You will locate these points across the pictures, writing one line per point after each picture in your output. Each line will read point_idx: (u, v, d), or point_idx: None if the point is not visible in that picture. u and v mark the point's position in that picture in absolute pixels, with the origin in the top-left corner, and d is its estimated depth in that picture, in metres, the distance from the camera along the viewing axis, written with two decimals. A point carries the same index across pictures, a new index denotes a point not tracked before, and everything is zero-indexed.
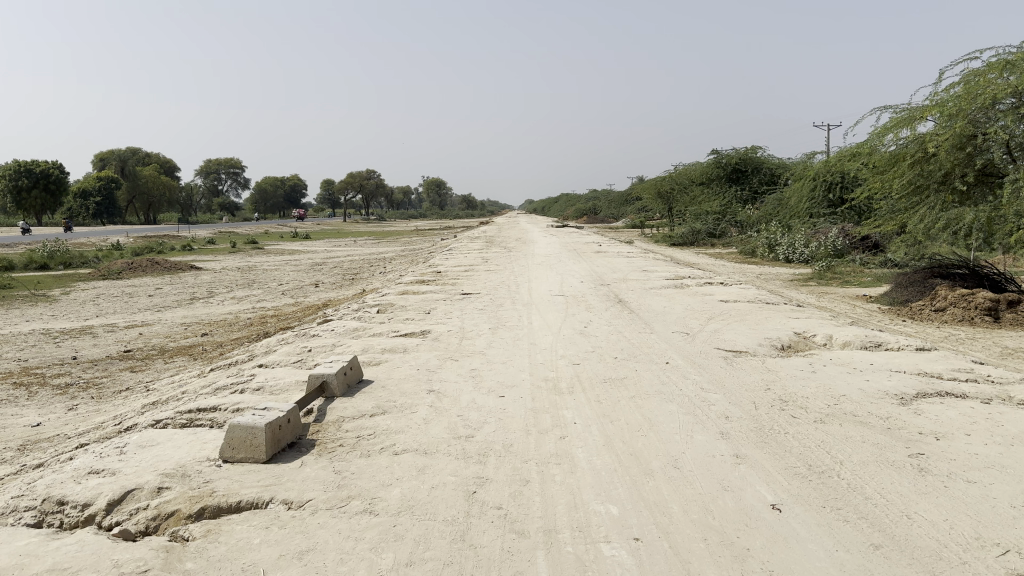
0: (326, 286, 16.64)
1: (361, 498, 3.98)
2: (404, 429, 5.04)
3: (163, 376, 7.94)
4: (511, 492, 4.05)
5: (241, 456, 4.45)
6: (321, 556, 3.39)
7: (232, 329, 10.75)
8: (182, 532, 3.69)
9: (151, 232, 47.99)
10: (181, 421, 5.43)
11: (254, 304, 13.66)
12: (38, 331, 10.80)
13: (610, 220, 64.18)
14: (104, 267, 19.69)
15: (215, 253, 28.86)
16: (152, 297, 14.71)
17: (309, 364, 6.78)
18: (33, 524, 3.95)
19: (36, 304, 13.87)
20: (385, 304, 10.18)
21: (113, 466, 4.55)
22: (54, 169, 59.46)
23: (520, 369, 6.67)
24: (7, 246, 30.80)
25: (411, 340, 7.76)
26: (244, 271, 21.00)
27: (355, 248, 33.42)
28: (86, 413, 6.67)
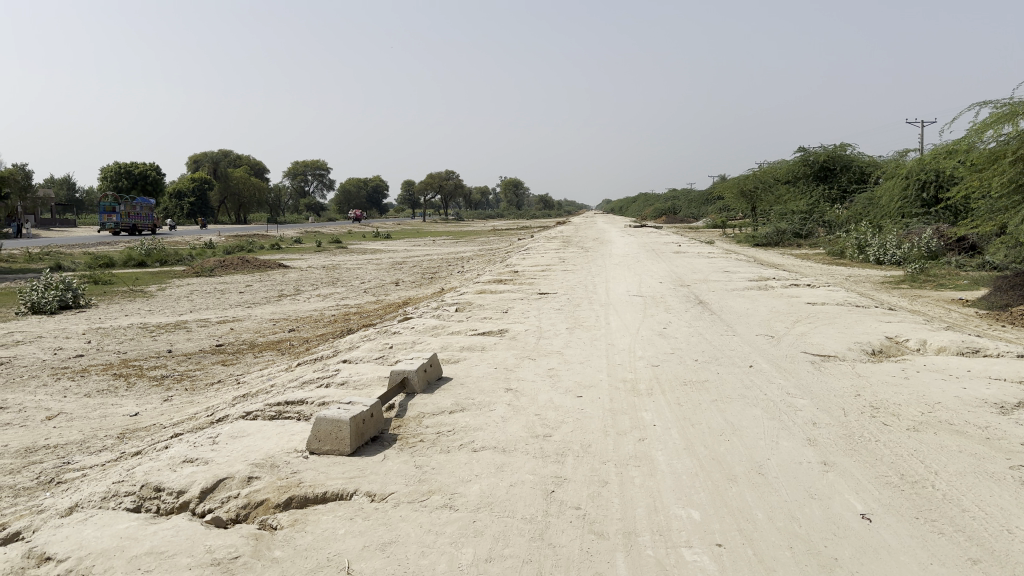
0: (406, 285, 16.95)
1: (441, 493, 4.04)
2: (482, 426, 5.09)
3: (252, 369, 8.23)
4: (589, 492, 4.04)
5: (326, 449, 4.58)
6: (403, 548, 3.46)
7: (316, 326, 11.07)
8: (270, 520, 3.82)
9: (244, 233, 50.04)
10: (270, 412, 5.64)
11: (338, 302, 14.04)
12: (136, 325, 11.40)
13: (691, 221, 63.23)
14: (198, 265, 20.60)
15: (302, 251, 29.82)
16: (241, 294, 15.33)
17: (390, 360, 6.93)
18: (133, 509, 4.17)
19: (134, 300, 14.62)
20: (463, 303, 10.30)
21: (206, 455, 4.75)
22: (152, 171, 62.65)
23: (598, 370, 6.64)
24: (108, 245, 32.59)
25: (489, 338, 7.82)
26: (328, 269, 21.59)
27: (433, 247, 33.99)
28: (180, 404, 6.98)
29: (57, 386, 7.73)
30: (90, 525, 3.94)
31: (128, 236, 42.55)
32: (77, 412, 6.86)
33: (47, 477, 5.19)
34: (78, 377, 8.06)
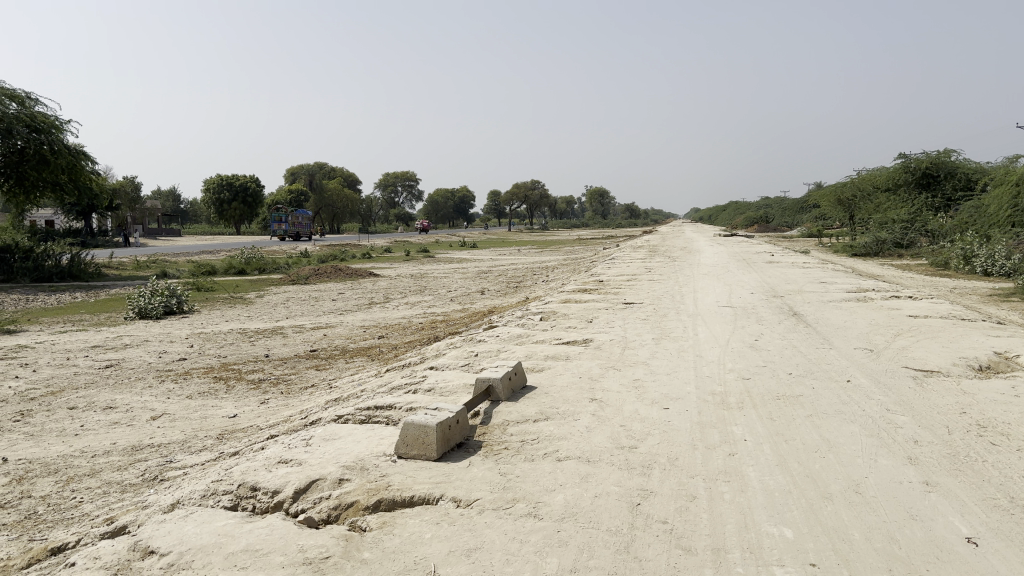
0: (492, 293, 17.13)
1: (526, 501, 4.06)
2: (567, 435, 5.09)
3: (344, 374, 8.48)
4: (677, 506, 3.97)
5: (413, 454, 4.66)
6: (488, 555, 3.49)
7: (405, 333, 11.31)
8: (360, 522, 3.92)
9: (338, 242, 51.72)
10: (360, 417, 5.80)
11: (425, 309, 14.30)
12: (235, 330, 11.92)
13: (784, 230, 61.58)
14: (294, 273, 21.39)
15: (392, 260, 30.51)
16: (334, 301, 15.82)
17: (476, 368, 7.01)
18: (230, 507, 4.35)
19: (234, 306, 15.30)
20: (549, 312, 10.31)
21: (299, 457, 4.92)
22: (252, 183, 65.58)
23: (685, 382, 6.53)
24: (212, 253, 34.27)
25: (574, 348, 7.81)
26: (417, 277, 22.03)
27: (520, 256, 34.28)
28: (274, 407, 7.25)
29: (162, 387, 8.16)
30: (190, 521, 4.13)
31: (231, 246, 44.67)
32: (180, 412, 7.22)
33: (152, 474, 5.48)
34: (181, 380, 8.49)
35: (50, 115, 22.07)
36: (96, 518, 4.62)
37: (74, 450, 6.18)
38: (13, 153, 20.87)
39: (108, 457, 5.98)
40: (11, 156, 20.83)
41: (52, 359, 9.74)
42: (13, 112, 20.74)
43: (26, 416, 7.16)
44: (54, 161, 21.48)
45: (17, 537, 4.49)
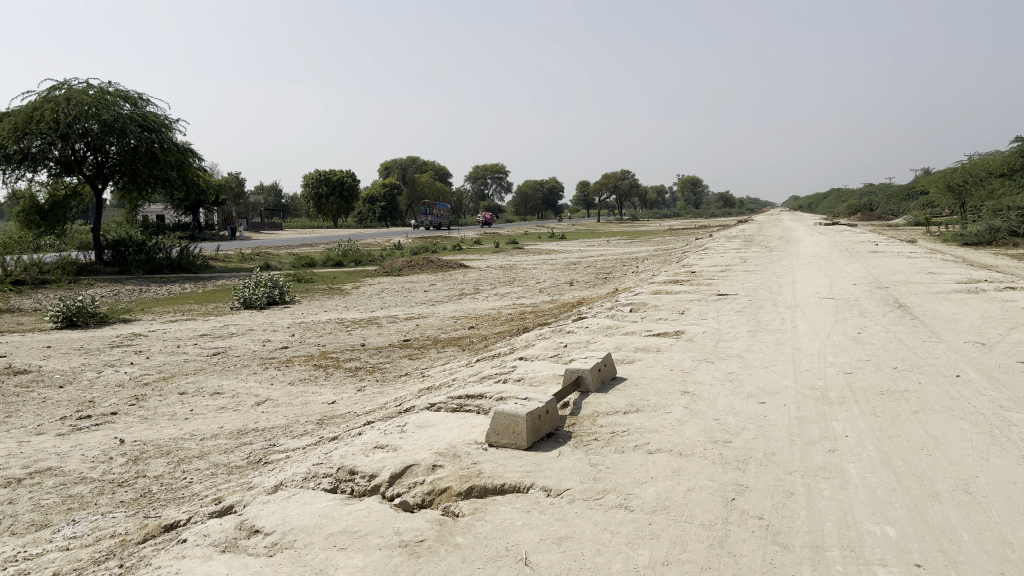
0: (581, 285, 17.10)
1: (616, 492, 4.06)
2: (658, 428, 5.05)
3: (436, 364, 8.66)
4: (773, 502, 3.89)
5: (504, 443, 4.74)
6: (579, 544, 3.51)
7: (495, 323, 11.44)
8: (453, 508, 4.02)
9: (428, 234, 52.70)
10: (452, 405, 5.92)
11: (515, 301, 14.41)
12: (333, 320, 12.34)
13: (889, 218, 58.88)
14: (388, 265, 21.94)
15: (483, 252, 30.89)
16: (426, 292, 16.15)
17: (566, 359, 7.03)
18: (330, 489, 4.54)
19: (332, 296, 15.83)
20: (639, 303, 10.23)
21: (395, 442, 5.06)
22: (348, 177, 67.47)
23: (783, 375, 6.37)
24: (313, 246, 35.65)
25: (666, 340, 7.73)
26: (507, 269, 22.24)
27: (609, 248, 34.04)
28: (370, 394, 7.49)
29: (264, 374, 8.54)
30: (292, 503, 4.32)
31: (328, 239, 46.13)
32: (281, 398, 7.55)
33: (256, 457, 5.76)
34: (283, 367, 8.87)
35: (160, 114, 23.35)
36: (206, 498, 4.90)
37: (185, 433, 6.55)
38: (128, 151, 22.17)
39: (216, 440, 6.32)
40: (126, 154, 22.13)
41: (164, 347, 10.34)
42: (127, 113, 22.01)
43: (142, 399, 7.65)
44: (164, 159, 22.71)
45: (134, 513, 4.81)
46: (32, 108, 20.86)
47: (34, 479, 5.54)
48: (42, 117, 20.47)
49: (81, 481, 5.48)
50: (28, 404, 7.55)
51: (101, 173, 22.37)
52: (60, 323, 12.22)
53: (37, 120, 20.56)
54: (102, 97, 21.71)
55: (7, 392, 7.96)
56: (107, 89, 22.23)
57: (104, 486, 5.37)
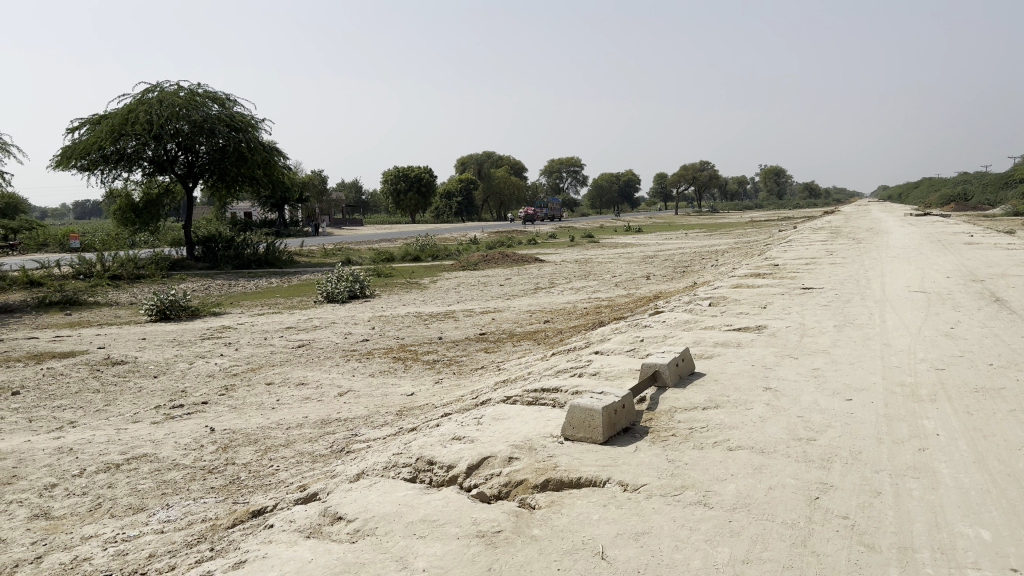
0: (658, 278, 16.88)
1: (695, 489, 4.01)
2: (738, 424, 4.95)
3: (512, 357, 8.71)
4: (859, 502, 3.77)
5: (580, 436, 4.73)
6: (656, 540, 3.49)
7: (570, 318, 11.42)
8: (530, 500, 4.05)
9: (504, 228, 53.12)
10: (528, 398, 5.95)
11: (590, 294, 14.37)
12: (411, 313, 12.56)
13: (987, 207, 56.00)
14: (465, 259, 22.19)
15: (558, 245, 30.79)
16: (502, 286, 16.24)
17: (642, 353, 6.97)
18: (410, 479, 4.64)
19: (410, 290, 16.11)
20: (718, 297, 10.02)
21: (472, 434, 5.13)
22: (425, 173, 68.40)
23: (870, 371, 6.15)
24: (392, 241, 36.39)
25: (747, 335, 7.56)
26: (582, 263, 22.15)
27: (688, 240, 33.48)
28: (447, 387, 7.59)
29: (346, 366, 8.77)
30: (374, 491, 4.44)
31: (407, 234, 46.90)
32: (362, 390, 7.73)
33: (339, 446, 5.93)
34: (364, 359, 9.10)
35: (246, 114, 24.17)
36: (291, 485, 5.08)
37: (271, 422, 6.80)
38: (216, 151, 23.03)
39: (301, 429, 6.54)
40: (215, 154, 23.02)
41: (251, 339, 10.74)
42: (215, 113, 22.87)
43: (230, 390, 7.97)
44: (251, 158, 23.53)
45: (224, 499, 5.02)
46: (128, 110, 21.92)
47: (132, 464, 5.85)
48: (137, 118, 21.48)
49: (175, 467, 5.77)
50: (126, 393, 7.97)
51: (191, 172, 23.34)
52: (154, 316, 12.83)
53: (133, 121, 21.58)
54: (192, 98, 22.63)
55: (107, 381, 8.42)
56: (196, 91, 23.16)
57: (195, 472, 5.64)
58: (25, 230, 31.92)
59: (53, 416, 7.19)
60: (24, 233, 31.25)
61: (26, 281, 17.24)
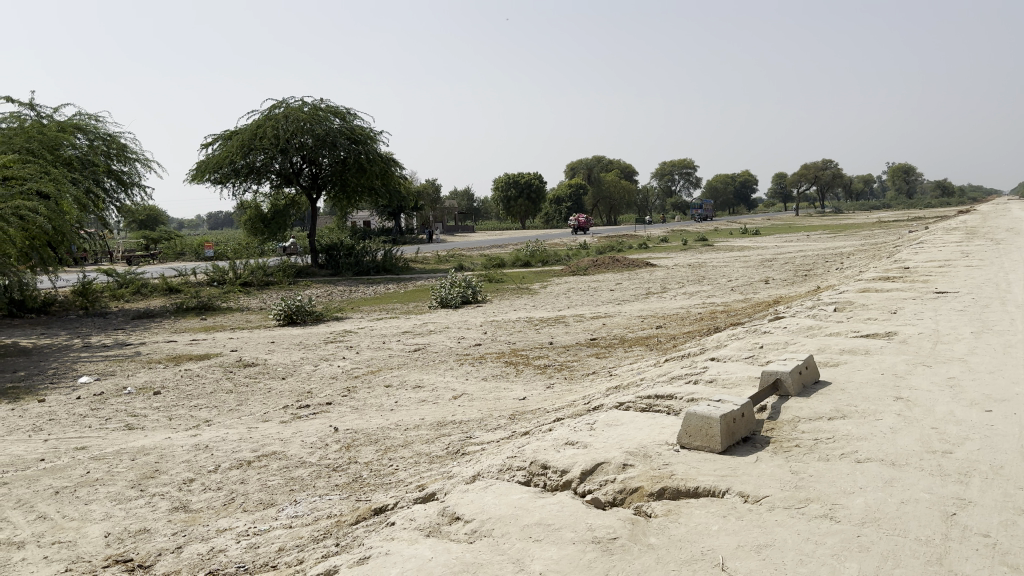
0: (777, 282, 16.33)
1: (820, 502, 3.85)
2: (867, 436, 4.71)
3: (624, 363, 8.64)
4: (1002, 520, 3.52)
5: (697, 445, 4.61)
6: (780, 553, 3.38)
7: (684, 323, 11.21)
8: (645, 508, 4.00)
9: (615, 232, 52.85)
10: (642, 405, 5.87)
11: (705, 299, 14.06)
12: (522, 318, 12.69)
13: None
14: (576, 264, 22.19)
15: (671, 249, 30.31)
16: (613, 291, 16.16)
17: (761, 360, 6.75)
18: (524, 482, 4.68)
19: (521, 296, 16.28)
20: (843, 302, 9.58)
21: (586, 439, 5.11)
22: (535, 179, 68.91)
23: (1014, 381, 5.71)
24: (506, 246, 37.00)
25: (875, 341, 7.18)
26: (696, 267, 21.73)
27: (809, 243, 32.26)
28: (559, 392, 7.60)
29: (460, 369, 8.95)
30: (489, 492, 4.50)
31: (518, 240, 47.31)
32: (476, 393, 7.86)
33: (454, 448, 6.04)
34: (477, 363, 9.25)
35: (366, 127, 25.07)
36: (409, 484, 5.22)
37: (390, 423, 7.02)
38: (339, 162, 23.97)
39: (418, 430, 6.72)
40: (336, 165, 24.06)
41: (370, 343, 11.13)
42: (337, 126, 23.85)
43: (352, 391, 8.29)
44: (369, 168, 24.35)
45: (347, 496, 5.23)
46: (257, 125, 23.22)
47: (261, 461, 6.18)
48: (265, 134, 22.83)
49: (301, 464, 6.05)
50: (256, 393, 8.42)
51: (315, 184, 24.51)
52: (282, 320, 13.54)
53: (261, 136, 22.91)
54: (315, 112, 23.69)
55: (239, 382, 8.94)
56: (319, 106, 24.24)
57: (320, 470, 5.89)
58: (164, 239, 34.31)
59: (191, 414, 7.70)
60: (163, 242, 33.63)
61: (166, 288, 18.51)
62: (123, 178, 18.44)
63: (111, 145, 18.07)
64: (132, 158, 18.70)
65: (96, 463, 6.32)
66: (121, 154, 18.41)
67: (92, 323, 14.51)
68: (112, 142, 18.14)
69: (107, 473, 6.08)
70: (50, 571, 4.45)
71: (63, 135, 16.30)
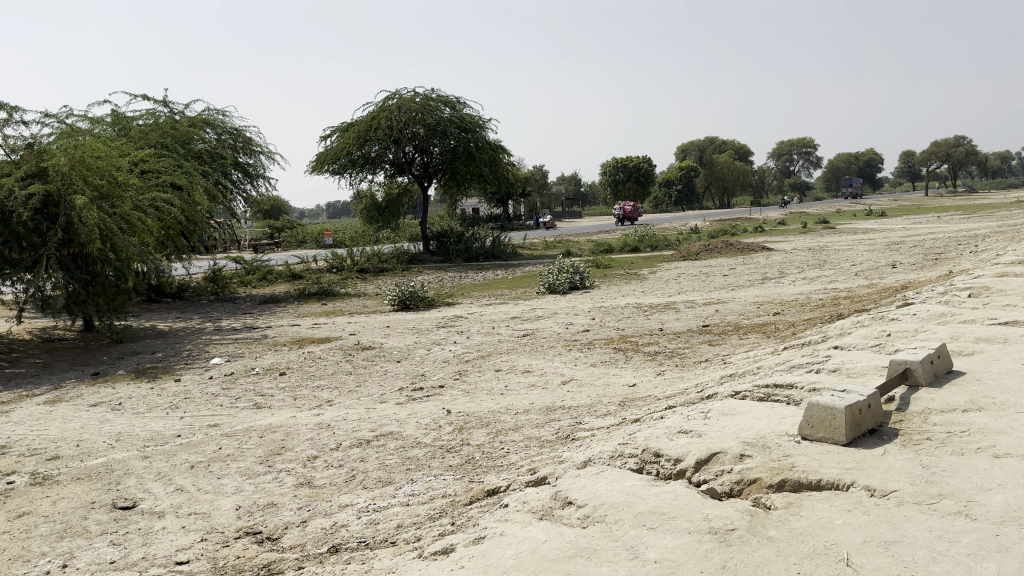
0: (905, 267, 15.44)
1: (954, 498, 3.63)
2: (1008, 430, 4.40)
3: (738, 350, 8.42)
4: None
5: (820, 436, 4.43)
6: (909, 550, 3.21)
7: (803, 309, 10.79)
8: (764, 500, 3.90)
9: (729, 215, 51.38)
10: (759, 394, 5.71)
11: (825, 285, 13.47)
12: (631, 304, 12.56)
13: None
14: (687, 249, 21.74)
15: (789, 233, 29.16)
16: (726, 277, 15.75)
17: (888, 349, 6.42)
18: (636, 470, 4.65)
19: (630, 281, 16.13)
20: (980, 287, 8.95)
21: (700, 428, 5.01)
22: (644, 163, 67.76)
23: None
24: (617, 232, 36.72)
25: (1015, 329, 6.69)
26: (816, 251, 20.83)
27: (944, 224, 30.29)
28: (670, 379, 7.48)
29: (569, 355, 8.96)
30: (602, 478, 4.50)
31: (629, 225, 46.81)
32: (585, 379, 7.85)
33: (564, 433, 6.07)
34: (586, 349, 9.24)
35: (476, 115, 25.33)
36: (521, 468, 5.29)
37: (500, 407, 7.12)
38: (449, 151, 24.46)
39: (528, 415, 6.78)
40: (447, 154, 24.46)
41: (480, 328, 11.31)
42: (447, 116, 24.22)
43: (463, 375, 8.46)
44: (478, 156, 24.59)
45: (461, 477, 5.34)
46: (372, 116, 23.91)
47: (379, 441, 6.41)
48: (379, 125, 23.47)
49: (417, 445, 6.23)
50: (373, 376, 8.73)
51: (427, 172, 25.08)
52: (397, 305, 13.96)
53: (376, 128, 23.54)
54: (427, 103, 24.13)
55: (358, 364, 9.29)
56: (430, 96, 24.66)
57: (434, 451, 6.04)
58: (287, 228, 36.00)
59: (314, 395, 8.07)
60: (286, 231, 35.27)
61: (289, 274, 19.42)
62: (249, 170, 19.41)
63: (238, 139, 19.01)
64: (257, 151, 19.60)
65: (227, 439, 6.73)
66: (247, 147, 19.33)
67: (223, 308, 15.40)
68: (238, 136, 19.02)
69: (237, 449, 6.46)
70: (188, 540, 4.78)
71: (195, 130, 17.29)
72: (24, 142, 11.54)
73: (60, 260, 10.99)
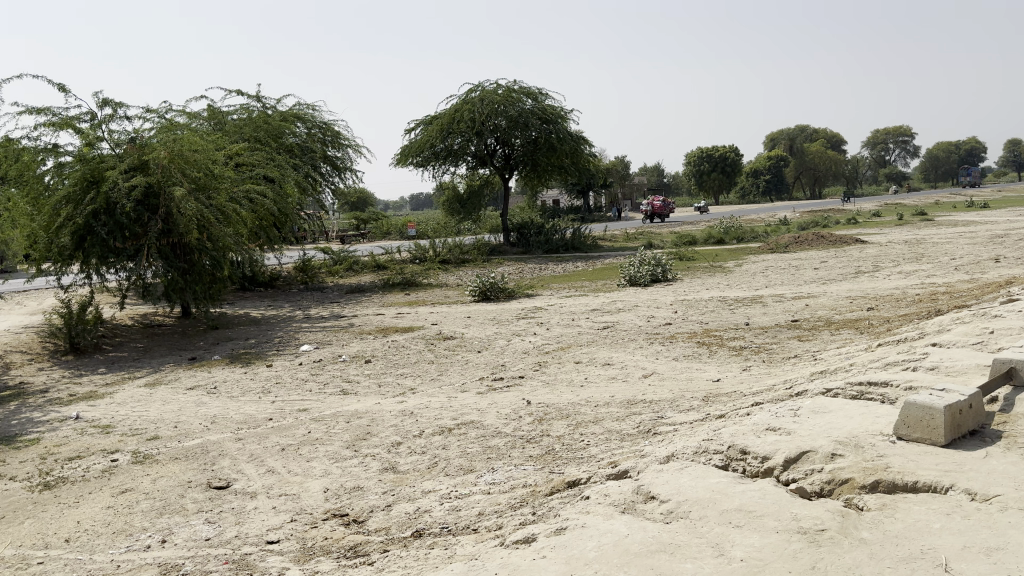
0: (1012, 262, 14.57)
1: None
2: None
3: (829, 347, 8.16)
4: None
5: (916, 437, 4.25)
6: (1014, 558, 3.06)
7: (899, 305, 10.35)
8: (857, 501, 3.78)
9: (819, 207, 49.66)
10: (851, 392, 5.52)
11: (923, 280, 12.87)
12: (715, 298, 12.32)
13: None
14: (774, 241, 21.15)
15: (883, 226, 27.96)
16: (816, 270, 15.24)
17: (992, 348, 6.10)
18: (722, 467, 4.58)
19: (715, 274, 15.82)
20: None
21: (789, 426, 4.88)
22: (730, 152, 66.07)
23: None
24: (701, 223, 36.05)
25: None
26: (914, 244, 19.91)
27: None
28: (756, 375, 7.31)
29: (650, 349, 8.87)
30: (686, 474, 4.44)
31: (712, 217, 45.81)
32: (667, 373, 7.76)
33: (646, 427, 6.01)
34: (668, 343, 9.12)
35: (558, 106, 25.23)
36: (602, 460, 5.28)
37: (581, 399, 7.11)
38: (530, 142, 24.46)
39: (609, 408, 6.75)
40: (528, 146, 24.46)
41: (561, 319, 11.31)
42: (529, 107, 24.21)
43: (544, 366, 8.49)
44: (560, 147, 24.47)
45: (541, 467, 5.37)
46: (455, 109, 24.16)
47: (461, 429, 6.49)
48: (462, 117, 23.69)
49: (497, 435, 6.28)
50: (454, 365, 8.85)
51: (508, 164, 25.20)
52: (478, 296, 14.11)
53: (458, 120, 23.79)
54: (509, 94, 24.18)
55: (440, 354, 9.44)
56: (513, 87, 24.68)
57: (515, 441, 6.09)
58: (373, 220, 36.79)
59: (398, 383, 8.25)
60: (371, 223, 36.04)
61: (374, 265, 19.85)
62: (337, 163, 19.92)
63: (326, 133, 19.47)
64: (345, 144, 20.06)
65: (315, 424, 6.94)
66: (335, 141, 19.82)
67: (311, 297, 15.87)
68: (327, 129, 19.55)
69: (324, 433, 6.66)
70: (279, 520, 4.96)
71: (286, 124, 17.84)
72: (126, 136, 12.00)
73: (160, 249, 11.65)
